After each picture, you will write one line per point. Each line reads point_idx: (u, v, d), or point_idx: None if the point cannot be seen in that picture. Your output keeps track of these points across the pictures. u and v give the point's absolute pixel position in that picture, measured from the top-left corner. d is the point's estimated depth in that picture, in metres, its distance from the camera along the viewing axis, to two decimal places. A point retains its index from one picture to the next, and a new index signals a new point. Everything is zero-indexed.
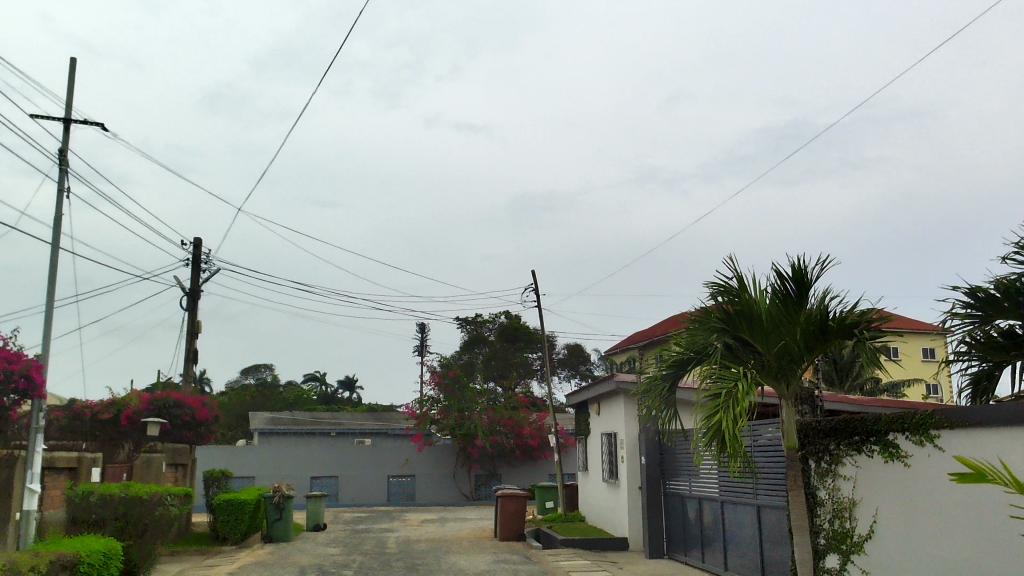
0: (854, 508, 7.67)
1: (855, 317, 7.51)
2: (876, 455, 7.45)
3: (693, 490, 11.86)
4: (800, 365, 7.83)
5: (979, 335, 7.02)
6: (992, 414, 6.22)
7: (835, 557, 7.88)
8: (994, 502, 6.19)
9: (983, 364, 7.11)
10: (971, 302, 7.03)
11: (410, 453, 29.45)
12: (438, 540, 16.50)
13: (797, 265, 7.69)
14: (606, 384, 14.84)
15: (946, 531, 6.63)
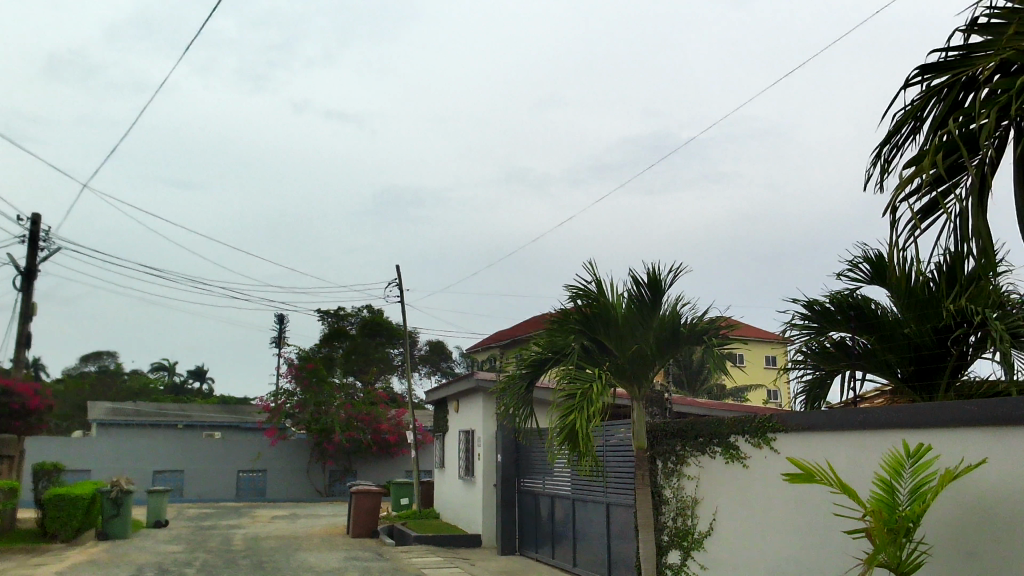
0: (696, 506, 8.07)
1: (704, 325, 7.92)
2: (718, 456, 7.82)
3: (546, 488, 12.10)
4: (652, 367, 8.15)
5: (814, 345, 7.50)
6: (822, 419, 6.65)
7: (676, 553, 8.30)
8: (820, 499, 6.60)
9: (817, 373, 7.57)
10: (808, 314, 7.52)
11: (263, 447, 28.60)
12: (288, 538, 16.07)
13: (652, 272, 8.03)
14: (465, 381, 14.90)
15: (775, 527, 7.05)
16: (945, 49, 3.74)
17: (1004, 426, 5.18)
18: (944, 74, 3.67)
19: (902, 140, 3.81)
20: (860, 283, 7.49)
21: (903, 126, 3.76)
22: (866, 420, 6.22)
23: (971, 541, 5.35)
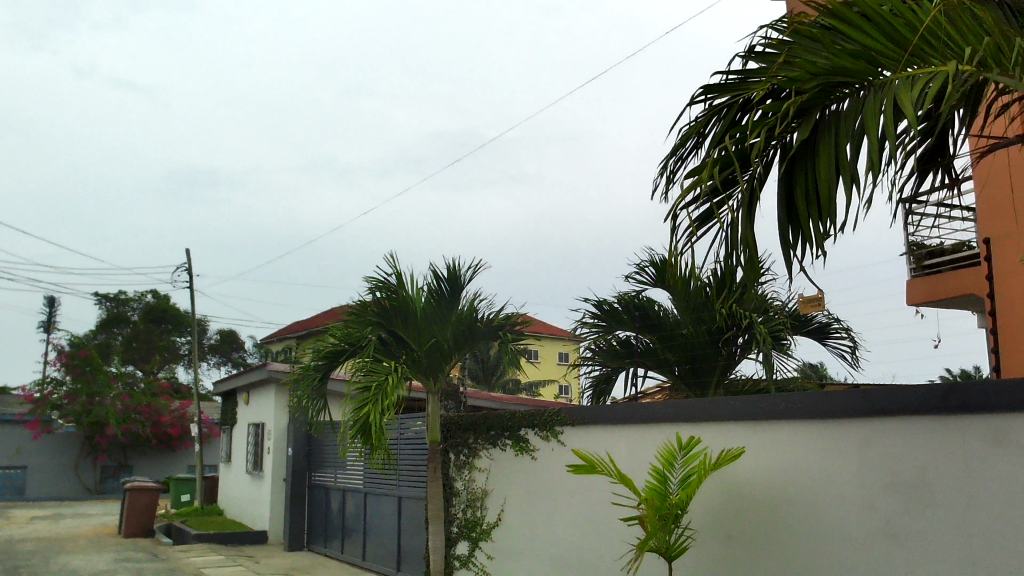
0: (485, 498, 8.26)
1: (500, 320, 8.12)
2: (508, 449, 8.03)
3: (337, 482, 11.89)
4: (448, 361, 8.24)
5: (602, 343, 7.86)
6: (605, 413, 6.99)
7: (464, 544, 8.46)
8: (600, 489, 6.94)
9: (603, 369, 7.93)
10: (597, 313, 7.90)
11: (24, 441, 26.07)
12: (49, 539, 14.76)
13: (451, 267, 8.13)
14: (256, 372, 14.34)
15: (558, 517, 7.35)
16: (725, 68, 3.88)
17: (761, 422, 5.70)
18: (723, 92, 3.82)
19: (682, 152, 3.94)
20: (646, 285, 7.96)
21: (684, 140, 3.89)
22: (645, 415, 6.62)
23: (729, 526, 5.87)
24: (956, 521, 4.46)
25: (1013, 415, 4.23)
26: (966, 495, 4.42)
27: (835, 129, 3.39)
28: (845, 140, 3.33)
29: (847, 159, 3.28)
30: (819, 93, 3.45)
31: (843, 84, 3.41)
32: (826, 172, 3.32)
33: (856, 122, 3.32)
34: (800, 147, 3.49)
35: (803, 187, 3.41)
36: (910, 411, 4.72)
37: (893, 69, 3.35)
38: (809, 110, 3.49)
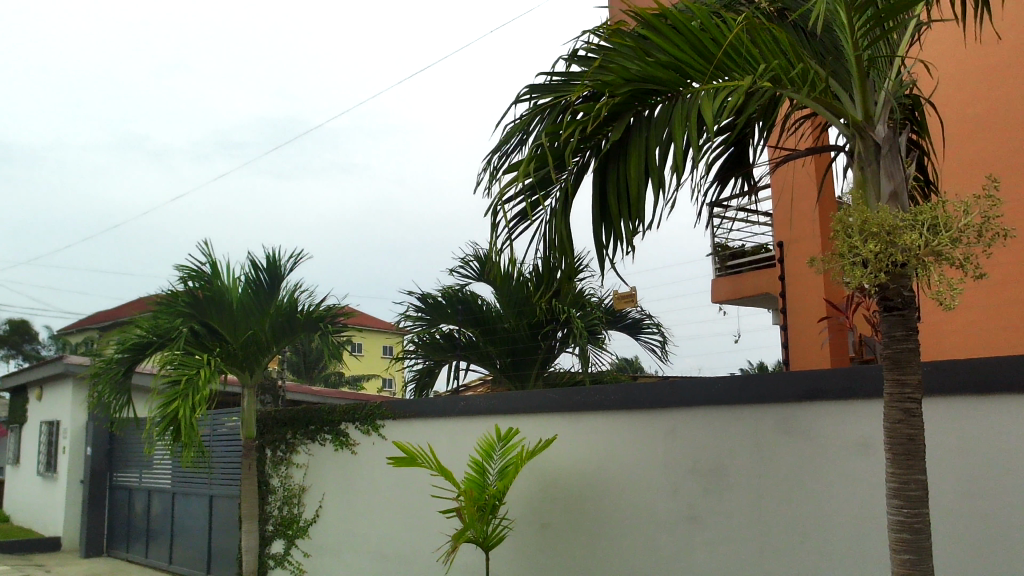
0: (302, 495, 8.06)
1: (321, 312, 7.95)
2: (328, 444, 7.86)
3: (142, 482, 11.20)
4: (266, 354, 7.96)
5: (426, 336, 7.83)
6: (427, 406, 7.00)
7: (280, 543, 8.22)
8: (419, 482, 6.94)
9: (426, 362, 7.85)
10: (421, 306, 7.92)
11: None
12: None
13: (271, 256, 7.86)
14: (51, 366, 13.25)
15: (376, 512, 7.29)
16: (550, 69, 3.97)
17: (576, 413, 5.92)
18: (545, 93, 3.93)
19: (506, 149, 4.00)
20: (469, 279, 8.07)
21: (508, 138, 3.96)
22: (465, 408, 6.70)
23: (545, 514, 6.06)
24: (747, 502, 4.82)
25: (797, 404, 4.63)
26: (756, 478, 4.79)
27: (645, 133, 3.64)
28: (653, 144, 3.57)
29: (653, 163, 3.54)
30: (628, 99, 3.63)
31: (651, 92, 3.60)
32: (635, 175, 3.58)
33: (662, 128, 3.56)
34: (613, 149, 3.74)
35: (615, 188, 3.67)
36: (708, 401, 5.05)
37: (698, 79, 3.49)
38: (621, 114, 3.70)
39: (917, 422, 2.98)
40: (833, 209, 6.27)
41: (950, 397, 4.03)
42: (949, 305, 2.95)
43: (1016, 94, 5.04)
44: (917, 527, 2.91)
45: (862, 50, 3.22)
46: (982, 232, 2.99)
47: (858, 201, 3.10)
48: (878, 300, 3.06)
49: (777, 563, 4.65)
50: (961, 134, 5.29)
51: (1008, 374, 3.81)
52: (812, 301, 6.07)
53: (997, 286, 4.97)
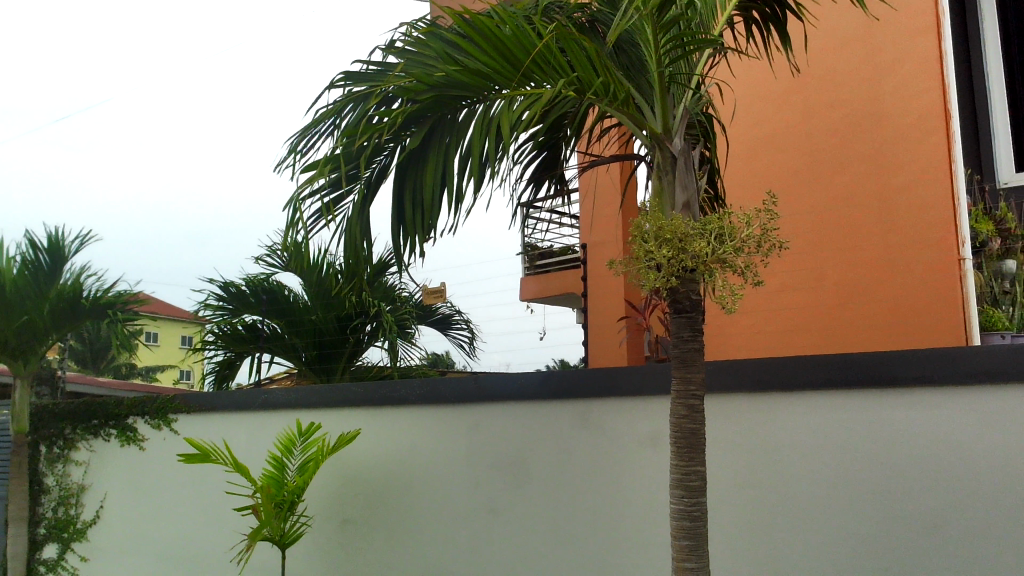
0: (81, 495, 7.48)
1: (110, 298, 7.35)
2: (113, 440, 7.33)
3: None
4: (43, 343, 7.31)
5: (226, 327, 7.59)
6: (224, 399, 6.70)
7: (53, 547, 7.59)
8: (212, 479, 6.61)
9: (226, 354, 7.61)
10: (223, 296, 7.67)
11: None
12: None
13: (53, 235, 7.21)
14: None
15: (164, 511, 6.88)
16: (366, 57, 3.90)
17: (381, 408, 5.86)
18: (361, 81, 3.86)
19: (317, 133, 3.90)
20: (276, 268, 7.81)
21: (319, 123, 3.86)
22: (266, 401, 6.47)
23: (346, 509, 5.98)
24: (547, 494, 4.98)
25: (595, 400, 4.83)
26: (555, 471, 4.95)
27: (446, 140, 3.72)
28: (452, 153, 3.68)
29: (450, 172, 3.66)
30: (433, 104, 3.67)
31: (456, 98, 3.65)
32: (430, 182, 3.67)
33: (463, 137, 3.66)
34: (414, 151, 3.79)
35: (411, 191, 3.77)
36: (512, 396, 5.17)
37: (503, 84, 3.55)
38: (424, 118, 3.74)
39: (698, 417, 3.20)
40: (633, 215, 6.61)
41: (731, 395, 4.35)
42: (731, 309, 3.19)
43: (800, 116, 5.20)
44: (695, 515, 3.12)
45: (665, 67, 3.40)
46: (761, 242, 3.26)
47: (654, 209, 3.27)
48: (670, 303, 3.24)
49: (571, 553, 4.83)
50: (748, 148, 5.42)
51: (780, 373, 4.17)
52: (612, 302, 6.37)
53: (770, 295, 5.16)
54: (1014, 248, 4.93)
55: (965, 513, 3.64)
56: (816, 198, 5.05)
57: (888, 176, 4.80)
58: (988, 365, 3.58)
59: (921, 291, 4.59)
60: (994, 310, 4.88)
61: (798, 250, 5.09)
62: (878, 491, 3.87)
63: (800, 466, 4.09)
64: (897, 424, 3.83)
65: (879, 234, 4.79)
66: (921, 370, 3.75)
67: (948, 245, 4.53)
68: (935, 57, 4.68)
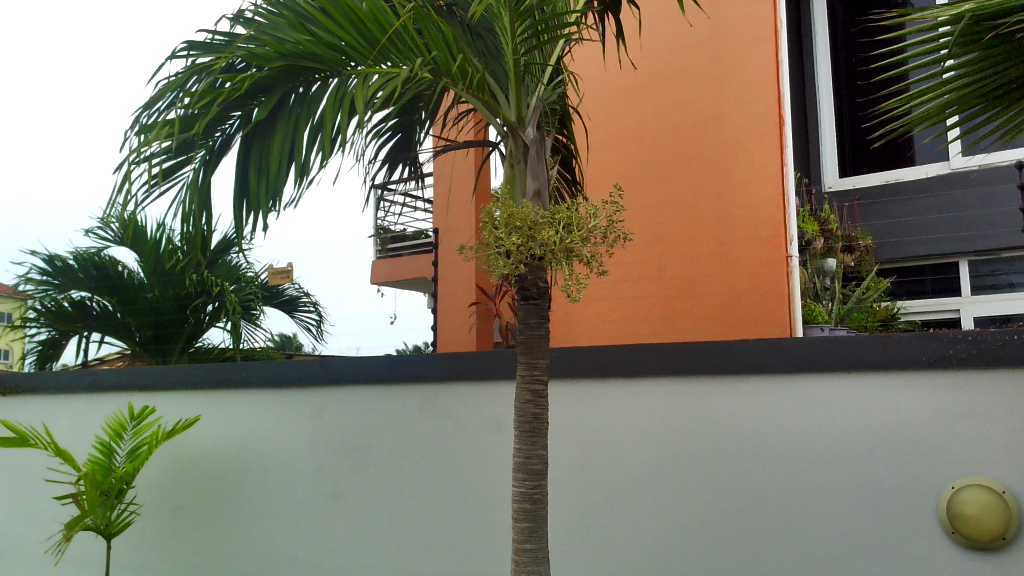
0: None
1: None
2: None
3: None
4: None
5: (49, 303, 7.01)
6: (45, 380, 6.25)
7: None
8: (29, 465, 6.16)
9: (50, 333, 7.05)
10: (47, 270, 7.16)
11: None
12: None
13: None
14: None
15: None
16: (212, 27, 3.72)
17: (220, 391, 5.65)
18: (205, 53, 3.69)
19: (159, 107, 3.71)
20: (108, 242, 7.38)
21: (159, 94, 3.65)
22: (93, 382, 6.09)
23: (179, 496, 5.73)
24: (391, 479, 4.95)
25: (442, 384, 4.84)
26: (401, 455, 4.93)
27: (296, 111, 3.61)
28: (302, 124, 3.56)
29: (300, 144, 3.54)
30: (284, 73, 3.56)
31: (310, 70, 3.56)
32: (279, 154, 3.53)
33: (315, 110, 3.55)
34: (262, 123, 3.67)
35: (257, 163, 3.62)
36: (359, 379, 5.11)
37: (358, 60, 3.48)
38: (275, 88, 3.63)
39: (541, 402, 3.26)
40: (486, 201, 6.66)
41: (574, 380, 4.47)
42: (576, 297, 3.28)
43: (649, 112, 5.38)
44: (536, 498, 3.19)
45: (521, 56, 3.42)
46: (607, 233, 3.36)
47: (505, 197, 3.30)
48: (517, 289, 3.28)
49: (414, 536, 4.83)
50: (598, 141, 5.55)
51: (620, 359, 4.33)
52: (462, 286, 6.40)
53: (614, 284, 5.31)
54: (835, 248, 5.41)
55: (782, 491, 3.90)
56: (660, 191, 5.26)
57: (726, 175, 5.06)
58: (807, 354, 3.86)
59: (752, 285, 4.86)
60: (816, 304, 5.16)
61: (641, 242, 5.26)
62: (705, 473, 4.09)
63: (637, 449, 4.27)
64: (725, 409, 4.06)
65: (716, 229, 5.03)
66: (748, 358, 4.00)
67: (777, 243, 4.83)
68: (772, 65, 4.98)
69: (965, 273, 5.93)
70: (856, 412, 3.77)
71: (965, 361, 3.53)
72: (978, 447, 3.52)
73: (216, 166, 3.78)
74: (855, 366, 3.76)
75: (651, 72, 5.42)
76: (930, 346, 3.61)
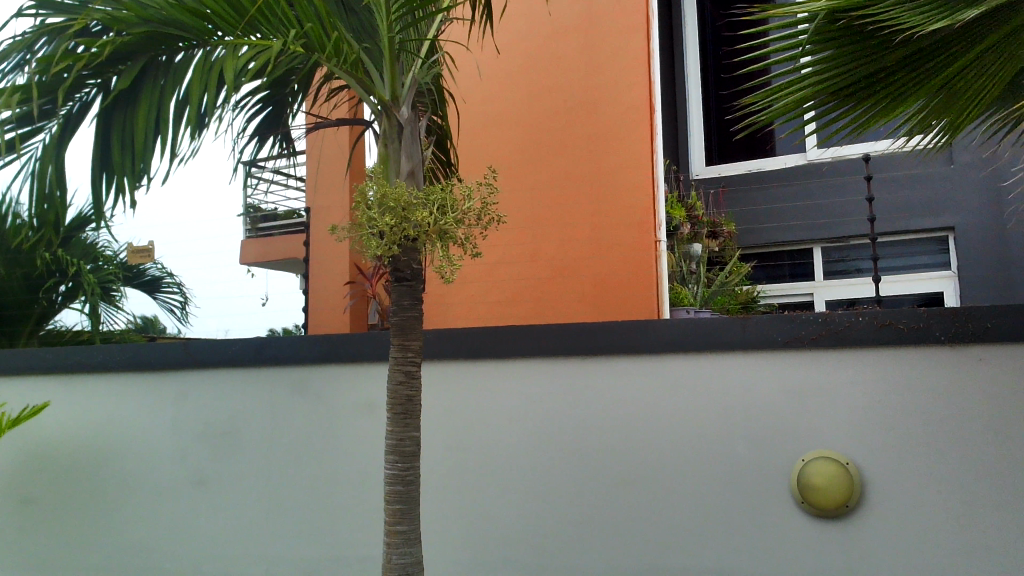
0: None
1: None
2: None
3: None
4: None
5: None
6: None
7: None
8: None
9: None
10: None
11: None
12: None
13: None
14: None
15: None
16: None
17: (73, 376, 5.34)
18: (56, 13, 3.47)
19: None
20: None
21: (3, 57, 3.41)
22: None
23: (26, 486, 5.40)
24: (260, 464, 4.82)
25: (313, 366, 4.74)
26: (270, 439, 4.81)
27: (160, 81, 3.44)
28: (167, 98, 3.41)
29: (165, 117, 3.39)
30: (145, 39, 3.39)
31: (174, 39, 3.40)
32: (142, 125, 3.38)
33: (181, 83, 3.41)
34: (123, 92, 3.49)
35: (118, 135, 3.45)
36: (225, 362, 4.94)
37: (226, 31, 3.34)
38: (135, 56, 3.45)
39: (415, 384, 3.24)
40: (360, 182, 6.58)
41: (449, 361, 4.48)
42: (449, 279, 3.28)
43: (525, 95, 5.42)
44: (408, 480, 3.17)
45: (396, 34, 3.36)
46: (481, 216, 3.37)
47: (379, 177, 3.25)
48: (391, 271, 3.25)
49: (283, 521, 4.73)
50: (474, 124, 5.54)
51: (494, 341, 4.36)
52: (337, 266, 6.27)
53: (489, 266, 5.33)
54: (701, 234, 5.60)
55: (647, 467, 4.03)
56: (534, 175, 5.31)
57: (599, 160, 5.16)
58: (672, 335, 4.01)
59: (622, 268, 4.99)
60: (682, 288, 5.35)
61: (515, 225, 5.30)
62: (575, 451, 4.18)
63: (510, 430, 4.33)
64: (595, 389, 4.16)
65: (588, 213, 5.13)
66: (618, 339, 4.11)
67: (646, 228, 4.97)
68: (644, 53, 5.11)
69: (819, 259, 6.29)
70: (717, 390, 3.94)
71: (816, 341, 3.76)
72: (826, 422, 3.76)
73: (72, 134, 3.58)
74: (717, 346, 3.93)
75: (527, 55, 5.45)
76: (785, 328, 3.82)
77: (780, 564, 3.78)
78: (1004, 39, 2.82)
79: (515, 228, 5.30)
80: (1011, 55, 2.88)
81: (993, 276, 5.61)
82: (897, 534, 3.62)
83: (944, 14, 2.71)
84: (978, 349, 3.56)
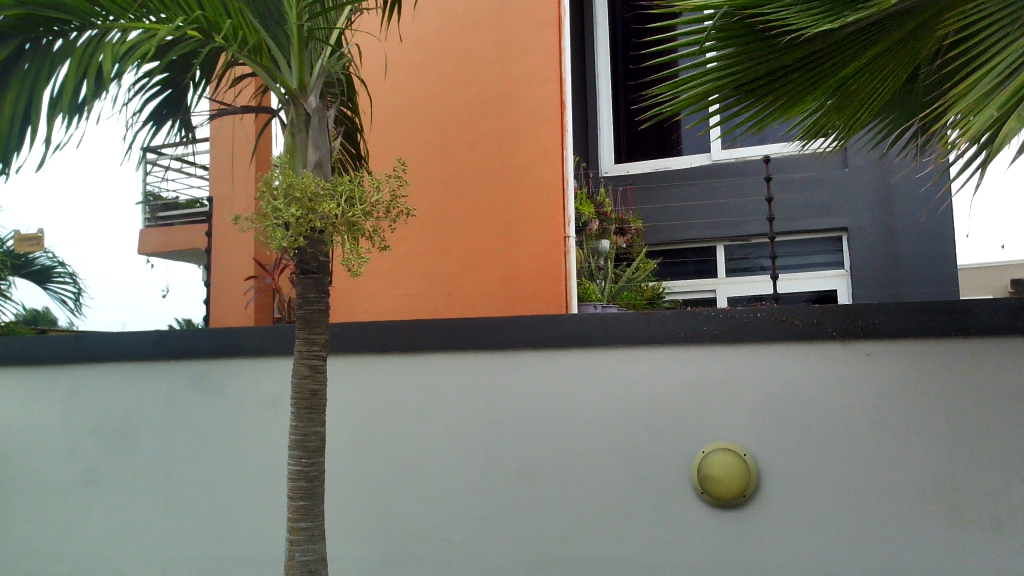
0: None
1: None
2: None
3: None
4: None
5: None
6: None
7: None
8: None
9: None
10: None
11: None
12: None
13: None
14: None
15: None
16: None
17: None
18: None
19: None
20: None
21: None
22: None
23: None
24: (156, 461, 4.67)
25: (214, 360, 4.61)
26: (167, 435, 4.66)
27: (36, 67, 3.37)
28: (42, 86, 3.36)
29: (37, 108, 3.37)
30: (22, 21, 3.28)
31: (53, 21, 3.30)
32: (10, 113, 3.35)
33: (56, 72, 3.35)
34: None
35: None
36: (118, 356, 4.75)
37: (114, 14, 3.20)
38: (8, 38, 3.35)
39: (320, 378, 3.17)
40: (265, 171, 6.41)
41: (355, 355, 4.43)
42: (356, 271, 3.23)
43: (437, 88, 5.39)
44: (312, 475, 3.10)
45: (304, 22, 3.27)
46: (389, 208, 3.35)
47: (285, 167, 3.17)
48: (296, 263, 3.18)
49: (181, 520, 4.60)
50: (385, 115, 5.47)
51: (400, 335, 4.34)
52: (237, 257, 6.05)
53: (399, 259, 5.29)
54: (609, 230, 5.71)
55: (553, 460, 4.08)
56: (445, 167, 5.29)
57: (510, 155, 5.17)
58: (578, 330, 4.06)
59: (531, 262, 5.02)
60: (590, 283, 5.43)
61: (425, 217, 5.27)
62: (481, 445, 4.19)
63: (416, 424, 4.31)
64: (502, 383, 4.18)
65: (498, 207, 5.14)
66: (525, 333, 4.14)
67: (556, 223, 5.01)
68: (555, 50, 5.14)
69: (721, 256, 6.48)
70: (621, 384, 4.01)
71: (716, 336, 3.87)
72: (724, 415, 3.88)
73: None
74: (621, 340, 4.01)
75: (440, 47, 5.41)
76: (686, 323, 3.92)
77: (680, 553, 3.88)
78: (892, 47, 2.97)
79: (425, 221, 5.26)
80: (899, 62, 3.04)
81: (881, 274, 5.90)
82: (789, 522, 3.76)
83: (836, 14, 2.84)
84: (866, 344, 3.73)
